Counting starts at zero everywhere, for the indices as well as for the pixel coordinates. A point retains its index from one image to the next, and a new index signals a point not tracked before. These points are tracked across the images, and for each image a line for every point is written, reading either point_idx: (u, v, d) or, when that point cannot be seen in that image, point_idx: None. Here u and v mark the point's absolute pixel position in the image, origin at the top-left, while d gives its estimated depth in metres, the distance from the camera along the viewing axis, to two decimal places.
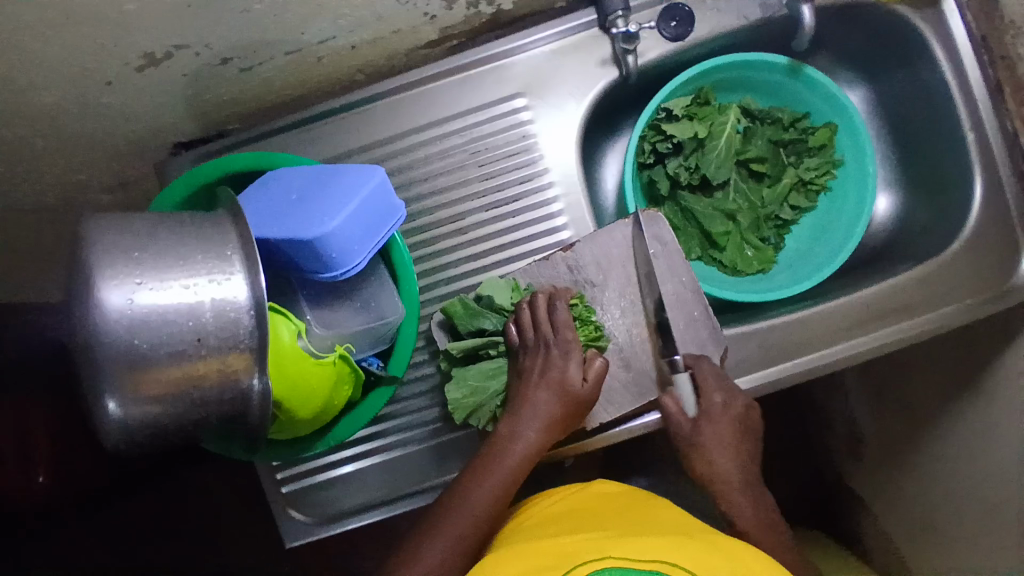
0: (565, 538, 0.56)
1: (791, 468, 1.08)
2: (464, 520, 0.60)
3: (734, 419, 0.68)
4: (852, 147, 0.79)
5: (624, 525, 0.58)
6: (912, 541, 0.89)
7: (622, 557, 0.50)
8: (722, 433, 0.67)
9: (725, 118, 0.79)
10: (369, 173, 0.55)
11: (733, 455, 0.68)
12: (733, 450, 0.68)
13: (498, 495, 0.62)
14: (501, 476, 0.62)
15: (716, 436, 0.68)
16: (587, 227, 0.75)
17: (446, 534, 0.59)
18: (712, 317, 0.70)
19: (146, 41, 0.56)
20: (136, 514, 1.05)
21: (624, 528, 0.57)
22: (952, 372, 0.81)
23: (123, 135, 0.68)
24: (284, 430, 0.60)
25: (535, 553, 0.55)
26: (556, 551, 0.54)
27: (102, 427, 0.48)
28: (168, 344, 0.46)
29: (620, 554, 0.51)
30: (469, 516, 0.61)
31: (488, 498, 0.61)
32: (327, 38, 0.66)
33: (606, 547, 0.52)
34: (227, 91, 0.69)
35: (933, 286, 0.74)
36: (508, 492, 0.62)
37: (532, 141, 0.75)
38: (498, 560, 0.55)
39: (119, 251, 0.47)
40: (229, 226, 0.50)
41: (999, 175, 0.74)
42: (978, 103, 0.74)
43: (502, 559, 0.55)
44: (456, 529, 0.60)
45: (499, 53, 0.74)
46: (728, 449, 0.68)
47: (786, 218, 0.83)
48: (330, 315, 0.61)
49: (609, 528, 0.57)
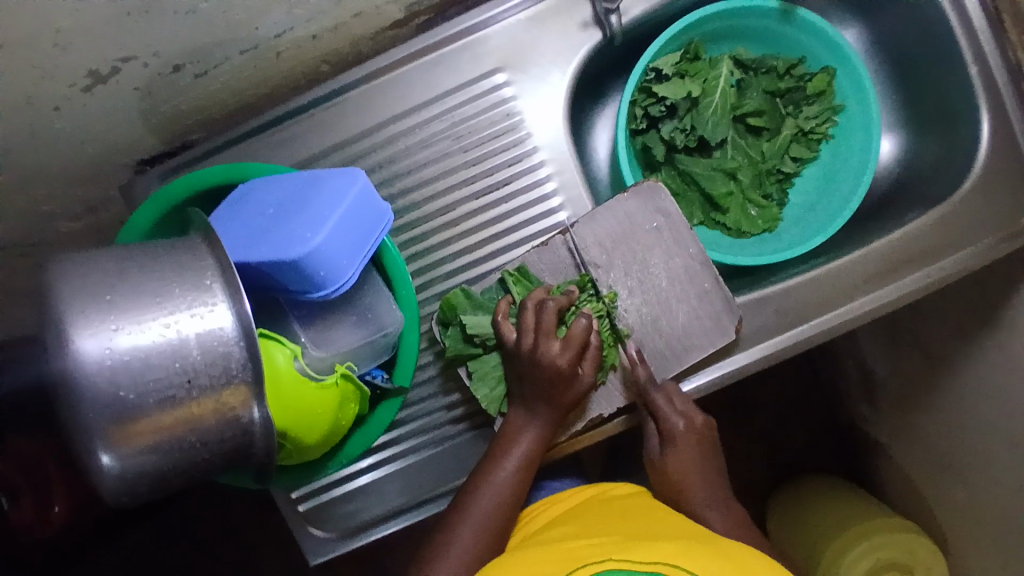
0: (574, 542, 0.58)
1: (809, 420, 1.07)
2: (485, 509, 0.62)
3: (697, 438, 0.68)
4: (852, 92, 0.75)
5: (630, 528, 0.59)
6: (931, 483, 0.88)
7: (623, 560, 0.52)
8: (674, 430, 0.67)
9: (717, 73, 0.75)
10: (350, 180, 0.51)
11: (686, 449, 0.67)
12: (685, 444, 0.67)
13: (518, 482, 0.64)
14: (518, 461, 0.64)
15: (667, 433, 0.67)
16: (585, 205, 0.71)
17: (472, 523, 0.61)
18: (724, 287, 0.67)
19: (89, 57, 0.51)
20: (156, 540, 1.03)
21: (630, 532, 0.58)
22: (968, 314, 0.79)
23: (79, 160, 0.63)
24: (293, 455, 0.57)
25: (546, 556, 0.56)
26: (565, 553, 0.56)
27: (100, 484, 0.45)
28: (156, 390, 0.43)
29: (622, 556, 0.52)
30: (491, 504, 0.62)
31: (507, 484, 0.63)
32: (284, 31, 0.60)
33: (610, 551, 0.54)
34: (185, 99, 0.64)
35: (949, 230, 0.70)
36: (526, 477, 0.64)
37: (518, 119, 0.70)
38: (508, 563, 0.57)
39: (88, 296, 0.43)
40: (205, 251, 0.47)
41: (1007, 109, 0.70)
42: (979, 34, 0.70)
43: (512, 562, 0.57)
44: (480, 516, 0.62)
45: (472, 26, 0.69)
46: (679, 447, 0.67)
47: (788, 170, 0.79)
48: (324, 334, 0.58)
49: (615, 532, 0.58)
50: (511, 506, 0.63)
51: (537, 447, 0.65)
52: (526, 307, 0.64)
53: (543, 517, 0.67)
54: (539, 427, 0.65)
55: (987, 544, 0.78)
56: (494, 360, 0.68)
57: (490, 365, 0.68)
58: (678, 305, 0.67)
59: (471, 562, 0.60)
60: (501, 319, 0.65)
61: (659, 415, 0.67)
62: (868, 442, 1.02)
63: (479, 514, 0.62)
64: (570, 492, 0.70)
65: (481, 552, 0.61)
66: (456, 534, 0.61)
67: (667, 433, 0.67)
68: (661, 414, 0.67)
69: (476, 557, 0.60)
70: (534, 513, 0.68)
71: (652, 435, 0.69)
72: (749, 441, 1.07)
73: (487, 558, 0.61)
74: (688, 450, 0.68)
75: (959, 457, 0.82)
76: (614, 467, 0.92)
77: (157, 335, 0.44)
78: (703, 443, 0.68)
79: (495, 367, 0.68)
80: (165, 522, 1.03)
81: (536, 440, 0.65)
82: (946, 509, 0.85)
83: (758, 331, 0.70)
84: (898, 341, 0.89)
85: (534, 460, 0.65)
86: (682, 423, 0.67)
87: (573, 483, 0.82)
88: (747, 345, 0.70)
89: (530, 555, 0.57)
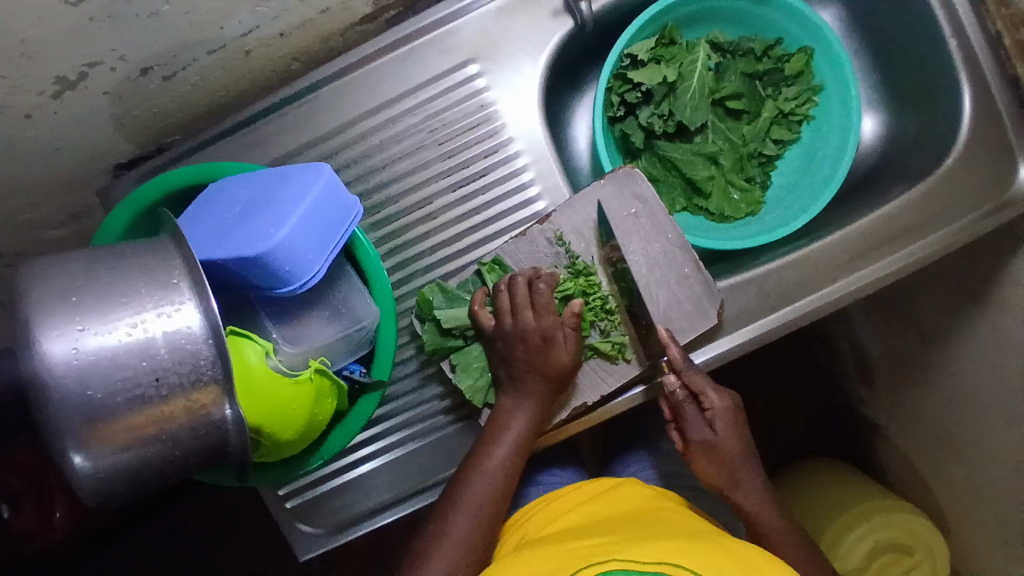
0: (576, 543, 0.57)
1: (805, 404, 1.06)
2: (480, 496, 0.62)
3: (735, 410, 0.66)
4: (831, 71, 0.75)
5: (634, 527, 0.58)
6: (930, 463, 0.87)
7: (627, 560, 0.51)
8: (718, 406, 0.65)
9: (693, 57, 0.74)
10: (315, 174, 0.51)
11: (730, 427, 0.65)
12: (729, 419, 0.65)
13: (510, 467, 0.63)
14: (508, 448, 0.63)
15: (712, 411, 0.65)
16: (563, 194, 0.71)
17: (465, 512, 0.61)
18: (703, 271, 0.67)
19: (55, 64, 0.51)
20: (159, 547, 1.04)
21: (635, 532, 0.57)
22: (959, 290, 0.77)
23: (55, 167, 0.63)
24: (271, 452, 0.57)
25: (547, 556, 0.56)
26: (567, 555, 0.55)
27: (76, 485, 0.45)
28: (125, 389, 0.43)
29: (625, 556, 0.52)
30: (484, 493, 0.62)
31: (500, 470, 0.63)
32: (251, 29, 0.60)
33: (613, 550, 0.53)
34: (157, 102, 0.64)
35: (932, 206, 0.70)
36: (517, 463, 0.64)
37: (491, 110, 0.70)
38: (511, 566, 0.56)
39: (54, 298, 0.43)
40: (173, 250, 0.47)
41: (987, 81, 0.69)
42: (956, 7, 0.69)
43: (515, 563, 0.56)
44: (474, 503, 0.61)
45: (442, 18, 0.69)
46: (727, 421, 0.65)
47: (770, 153, 0.78)
48: (298, 331, 0.58)
49: (618, 533, 0.57)
50: (503, 494, 0.63)
51: (527, 432, 0.64)
52: (500, 289, 0.65)
53: (544, 512, 0.66)
54: (528, 411, 0.65)
55: (987, 522, 0.78)
56: (476, 351, 0.68)
57: (472, 356, 0.68)
58: (659, 290, 0.67)
59: (465, 554, 0.59)
60: (477, 309, 0.65)
61: (700, 394, 0.65)
62: (866, 426, 1.01)
63: (473, 502, 0.61)
64: (564, 489, 0.70)
65: (474, 543, 0.60)
66: (450, 525, 0.60)
67: (713, 408, 0.65)
68: (700, 390, 0.65)
69: (471, 548, 0.59)
70: (534, 510, 0.68)
71: (692, 417, 0.66)
72: None
73: (483, 550, 0.60)
74: (733, 425, 0.65)
75: (954, 437, 0.81)
76: (607, 458, 0.92)
77: (123, 335, 0.44)
78: (742, 417, 0.67)
79: (477, 358, 0.68)
80: (164, 529, 1.04)
81: (528, 425, 0.64)
82: (946, 490, 0.84)
83: (741, 314, 0.70)
84: (889, 321, 0.88)
85: (524, 446, 0.64)
86: (725, 400, 0.65)
87: (564, 474, 0.82)
88: (730, 329, 0.70)
89: (532, 556, 0.56)
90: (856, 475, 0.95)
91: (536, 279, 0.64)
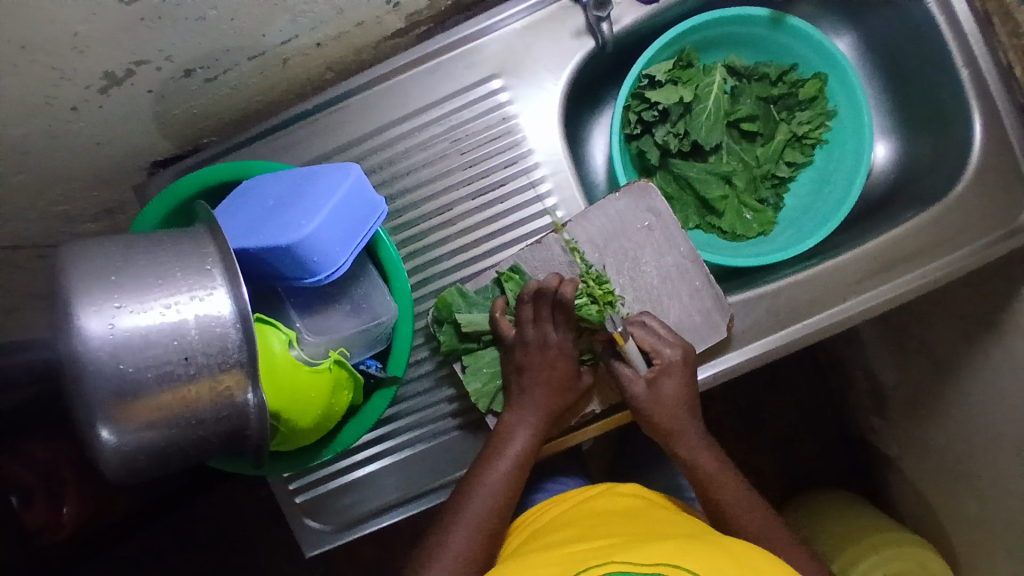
0: (575, 545, 0.57)
1: (814, 428, 1.06)
2: (483, 506, 0.62)
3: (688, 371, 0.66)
4: (844, 97, 0.77)
5: (634, 530, 0.59)
6: (940, 491, 0.86)
7: (626, 561, 0.51)
8: (665, 361, 0.65)
9: (710, 80, 0.77)
10: (344, 173, 0.54)
11: (675, 387, 0.65)
12: (677, 378, 0.65)
13: (512, 480, 0.64)
14: (510, 462, 0.64)
15: (659, 365, 0.65)
16: (579, 205, 0.73)
17: (466, 524, 0.61)
18: (715, 285, 0.69)
19: (105, 60, 0.55)
20: (164, 544, 1.05)
21: (634, 534, 0.58)
22: (970, 315, 0.78)
23: (95, 161, 0.66)
24: (287, 441, 0.59)
25: (546, 559, 0.56)
26: (566, 557, 0.55)
27: (100, 458, 0.47)
28: (155, 366, 0.45)
29: (624, 558, 0.52)
30: (485, 506, 0.62)
31: (501, 485, 0.63)
32: (289, 38, 0.64)
33: (612, 553, 0.53)
34: (196, 103, 0.67)
35: (943, 229, 0.71)
36: (519, 478, 0.64)
37: (513, 123, 0.73)
38: (512, 569, 0.56)
39: (95, 277, 0.45)
40: (208, 239, 0.50)
41: (998, 110, 0.71)
42: (968, 38, 0.71)
43: (514, 566, 0.57)
44: (472, 518, 0.62)
45: (469, 35, 0.72)
46: (673, 377, 0.65)
47: (784, 175, 0.80)
48: (320, 322, 0.60)
49: (617, 535, 0.58)
50: (505, 508, 0.63)
51: (530, 446, 0.65)
52: (522, 301, 0.65)
53: (548, 515, 0.66)
54: (532, 427, 0.66)
55: (999, 553, 0.76)
56: (489, 357, 0.70)
57: (484, 361, 0.69)
58: (669, 303, 0.69)
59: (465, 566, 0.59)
60: (498, 316, 0.67)
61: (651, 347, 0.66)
62: (876, 453, 1.00)
63: (474, 515, 0.62)
64: (566, 494, 0.69)
65: (475, 554, 0.60)
66: (451, 538, 0.61)
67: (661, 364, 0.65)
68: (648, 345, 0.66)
69: (470, 561, 0.60)
70: (538, 513, 0.68)
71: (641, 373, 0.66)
72: (752, 451, 1.06)
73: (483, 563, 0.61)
74: (677, 388, 0.66)
75: (966, 464, 0.80)
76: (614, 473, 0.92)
77: (158, 315, 0.46)
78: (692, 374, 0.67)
79: (489, 363, 0.69)
80: (169, 527, 1.05)
81: (529, 440, 0.65)
82: (956, 519, 0.83)
83: (750, 330, 0.71)
84: (902, 346, 0.88)
85: (527, 460, 0.65)
86: (674, 353, 0.65)
87: (569, 484, 0.82)
88: (740, 344, 0.71)
89: (533, 560, 0.57)
90: (864, 505, 0.95)
91: (561, 287, 0.64)
